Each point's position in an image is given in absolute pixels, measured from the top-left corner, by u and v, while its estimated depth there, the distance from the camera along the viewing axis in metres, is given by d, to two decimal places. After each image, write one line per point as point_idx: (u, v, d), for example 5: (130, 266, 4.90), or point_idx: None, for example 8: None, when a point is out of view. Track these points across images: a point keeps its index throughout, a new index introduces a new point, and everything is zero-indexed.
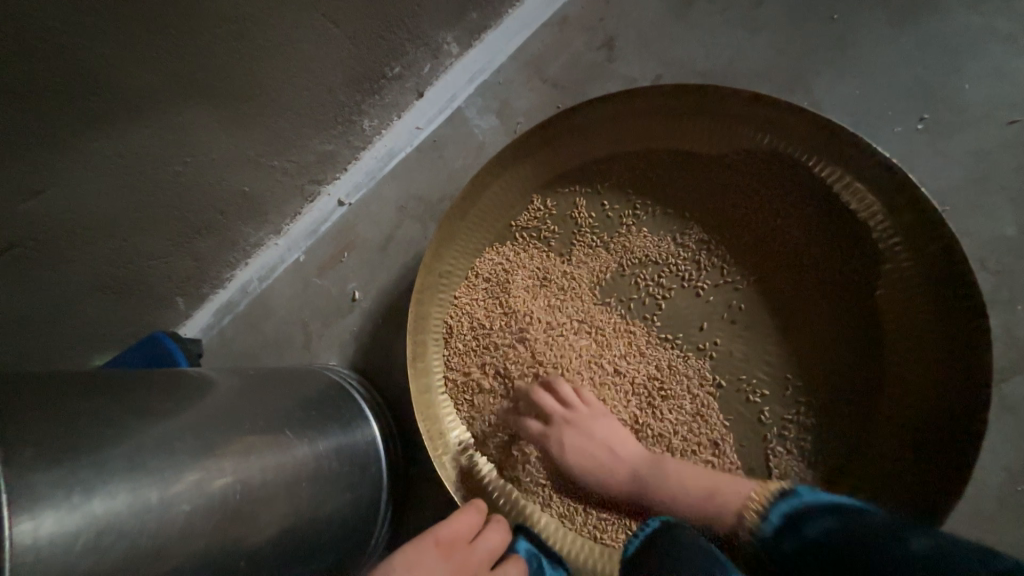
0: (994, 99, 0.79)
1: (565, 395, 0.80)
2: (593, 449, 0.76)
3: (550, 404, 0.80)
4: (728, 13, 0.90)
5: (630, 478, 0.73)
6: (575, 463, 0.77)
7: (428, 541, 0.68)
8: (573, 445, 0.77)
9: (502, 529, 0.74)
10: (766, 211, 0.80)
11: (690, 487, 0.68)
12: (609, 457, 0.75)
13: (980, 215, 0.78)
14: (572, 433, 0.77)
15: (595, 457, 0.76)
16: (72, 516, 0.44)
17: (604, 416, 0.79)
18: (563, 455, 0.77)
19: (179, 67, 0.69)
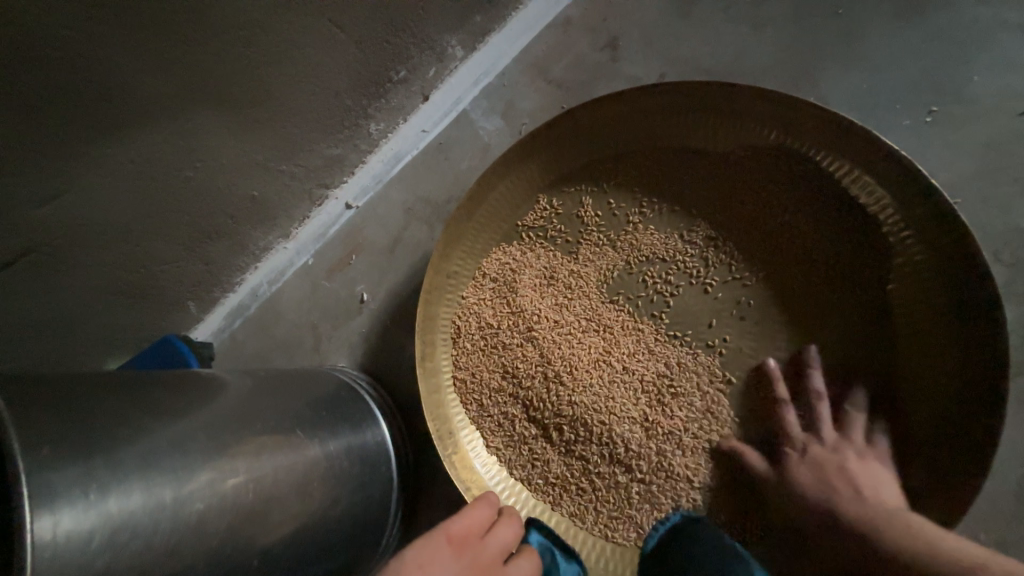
0: (1004, 90, 0.78)
1: (860, 420, 0.73)
2: (891, 488, 0.70)
3: (863, 437, 0.73)
4: (732, 11, 0.90)
5: (891, 516, 0.66)
6: (836, 488, 0.70)
7: (439, 538, 0.63)
8: (805, 479, 0.72)
9: (515, 525, 0.70)
10: (774, 206, 0.80)
11: (939, 537, 0.61)
12: (879, 499, 0.69)
13: (993, 207, 0.77)
14: (858, 463, 0.72)
15: (882, 491, 0.69)
16: (89, 514, 0.45)
17: (875, 462, 0.72)
18: (862, 487, 0.70)
19: (189, 73, 0.70)
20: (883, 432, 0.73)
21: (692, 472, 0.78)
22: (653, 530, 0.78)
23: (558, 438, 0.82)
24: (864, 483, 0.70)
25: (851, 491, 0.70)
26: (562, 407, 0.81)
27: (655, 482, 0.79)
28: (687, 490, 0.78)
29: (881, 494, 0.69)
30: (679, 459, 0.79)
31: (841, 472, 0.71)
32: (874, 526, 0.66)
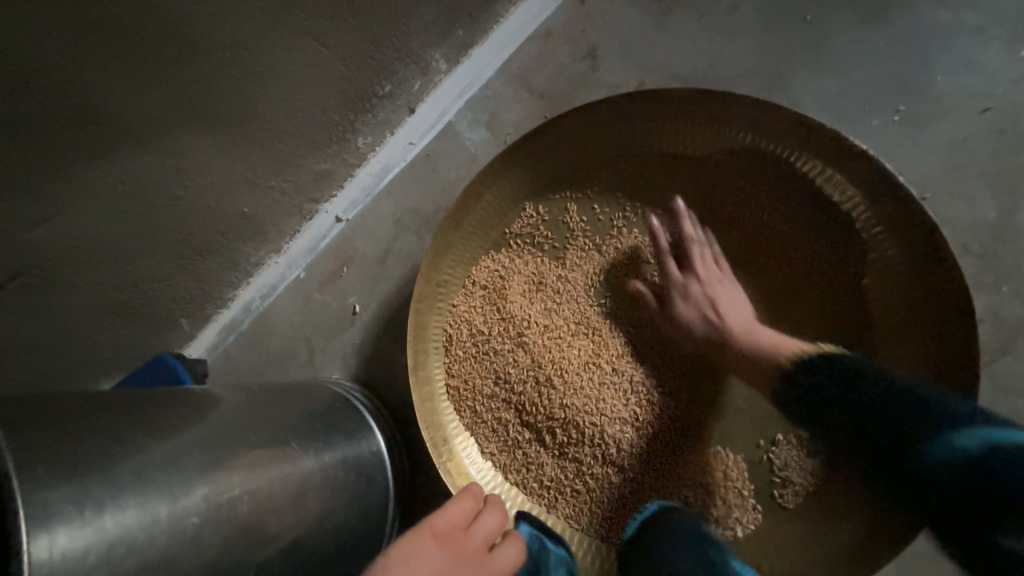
0: (968, 89, 0.81)
1: (715, 252, 0.83)
2: (744, 307, 0.80)
3: (717, 267, 0.82)
4: (705, 19, 0.93)
5: (743, 326, 0.78)
6: (713, 317, 0.79)
7: (423, 533, 0.61)
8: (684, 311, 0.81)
9: (499, 513, 0.70)
10: (752, 208, 0.82)
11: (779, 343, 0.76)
12: (743, 319, 0.79)
13: (960, 201, 0.80)
14: (722, 292, 0.81)
15: (740, 310, 0.80)
16: (84, 531, 0.46)
17: (731, 286, 0.81)
18: (724, 311, 0.79)
19: (177, 94, 0.72)
20: (737, 263, 0.83)
21: (684, 470, 0.80)
22: (631, 522, 0.79)
23: (552, 441, 0.83)
24: (726, 307, 0.80)
25: (714, 312, 0.80)
26: (554, 409, 0.83)
27: (648, 481, 0.81)
28: (680, 488, 0.80)
29: (740, 314, 0.79)
30: (671, 458, 0.81)
31: (710, 303, 0.80)
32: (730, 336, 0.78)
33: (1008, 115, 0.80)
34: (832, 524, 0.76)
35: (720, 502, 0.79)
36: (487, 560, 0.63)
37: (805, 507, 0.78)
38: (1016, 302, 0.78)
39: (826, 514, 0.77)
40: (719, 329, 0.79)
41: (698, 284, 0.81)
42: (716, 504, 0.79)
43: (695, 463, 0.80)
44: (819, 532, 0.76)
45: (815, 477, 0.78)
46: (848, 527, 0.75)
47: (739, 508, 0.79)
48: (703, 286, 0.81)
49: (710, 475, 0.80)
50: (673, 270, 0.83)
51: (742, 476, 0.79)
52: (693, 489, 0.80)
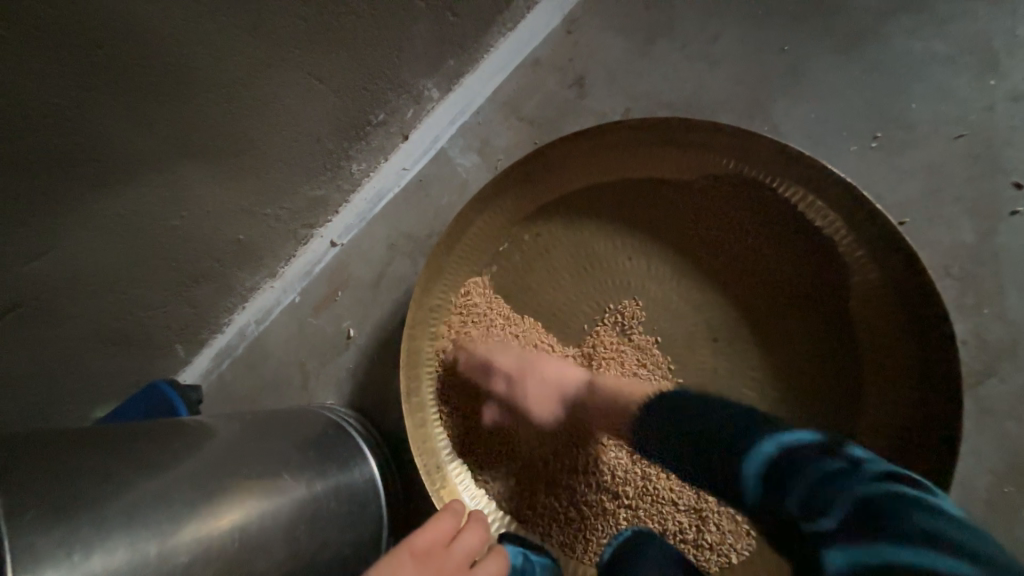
0: (941, 116, 0.84)
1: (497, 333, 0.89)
2: (562, 361, 0.86)
3: (517, 341, 0.88)
4: (688, 48, 0.96)
5: (586, 382, 0.83)
6: (555, 392, 0.83)
7: (403, 554, 0.62)
8: (533, 395, 0.84)
9: (480, 531, 0.70)
10: (737, 233, 0.84)
11: (617, 387, 0.82)
12: (575, 377, 0.84)
13: (940, 225, 0.82)
14: (527, 382, 0.84)
15: (567, 370, 0.85)
16: (72, 574, 0.46)
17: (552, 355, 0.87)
18: (560, 384, 0.83)
19: (174, 131, 0.73)
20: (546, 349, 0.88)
21: (677, 495, 0.81)
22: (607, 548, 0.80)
23: (545, 470, 0.84)
24: (561, 373, 0.84)
25: (556, 379, 0.84)
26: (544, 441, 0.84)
27: (642, 507, 0.81)
28: (673, 514, 0.81)
29: (574, 374, 0.84)
30: (665, 482, 0.81)
31: (539, 372, 0.84)
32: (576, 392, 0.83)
33: (980, 141, 0.83)
34: None
35: (714, 527, 0.79)
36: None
37: None
38: (998, 324, 0.79)
39: None
40: (571, 394, 0.83)
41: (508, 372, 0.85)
42: (710, 530, 0.79)
43: (687, 488, 0.81)
44: None
45: None
46: None
47: (733, 534, 0.79)
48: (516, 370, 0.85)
49: (703, 500, 0.80)
50: (502, 358, 0.87)
51: None
52: (686, 514, 0.81)
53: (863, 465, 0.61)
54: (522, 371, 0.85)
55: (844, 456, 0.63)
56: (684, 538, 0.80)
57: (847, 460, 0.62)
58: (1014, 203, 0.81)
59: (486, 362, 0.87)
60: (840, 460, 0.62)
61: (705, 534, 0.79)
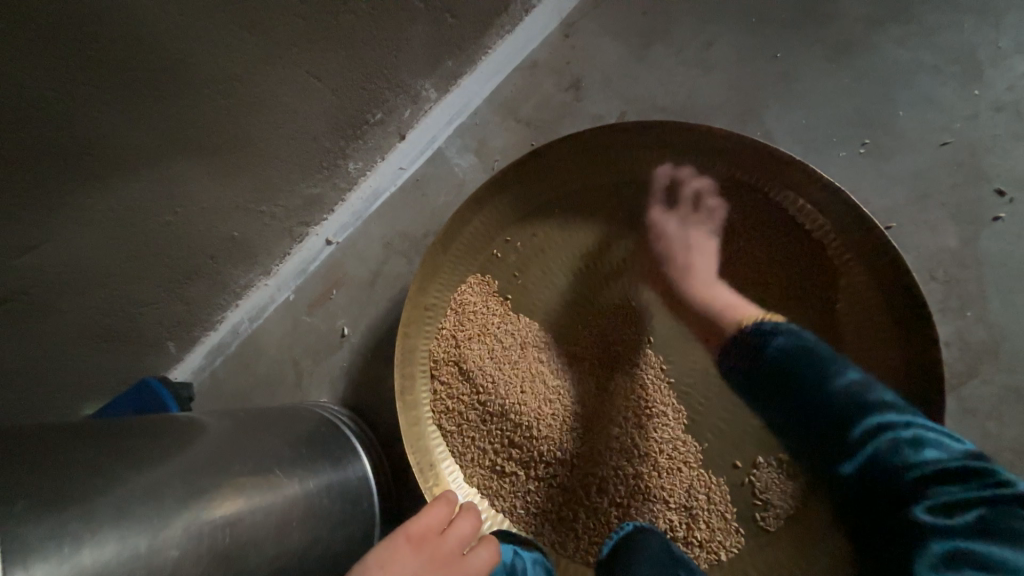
0: (927, 124, 0.87)
1: (704, 186, 0.85)
2: (714, 262, 0.84)
3: (694, 198, 0.86)
4: (683, 54, 0.98)
5: (700, 286, 0.83)
6: (673, 258, 0.85)
7: (399, 539, 0.62)
8: (664, 239, 0.86)
9: (473, 518, 0.71)
10: (730, 234, 0.85)
11: (731, 302, 0.81)
12: (706, 278, 0.83)
13: (925, 229, 0.84)
14: (668, 225, 0.86)
15: (707, 261, 0.84)
16: (62, 567, 0.46)
17: (707, 235, 0.85)
18: (693, 262, 0.84)
19: (170, 125, 0.73)
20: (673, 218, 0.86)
21: (668, 494, 0.81)
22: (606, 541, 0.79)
23: (538, 469, 0.84)
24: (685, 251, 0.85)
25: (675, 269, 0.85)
26: (538, 445, 0.84)
27: (633, 506, 0.82)
28: (664, 512, 0.81)
29: (708, 268, 0.84)
30: (656, 481, 0.82)
31: (675, 238, 0.86)
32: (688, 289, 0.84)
33: (965, 149, 0.85)
34: (813, 547, 0.77)
35: (704, 525, 0.80)
36: (462, 562, 0.64)
37: (786, 530, 0.78)
38: (980, 326, 0.81)
39: (807, 538, 0.77)
40: (686, 283, 0.84)
41: (676, 231, 0.86)
42: (700, 528, 0.80)
43: (678, 487, 0.81)
44: (803, 555, 0.77)
45: (795, 500, 0.78)
46: (826, 549, 0.76)
47: (722, 532, 0.79)
48: (678, 217, 0.86)
49: (694, 499, 0.81)
50: (661, 216, 0.87)
51: (725, 499, 0.80)
52: (677, 513, 0.81)
53: (942, 458, 0.64)
54: (660, 233, 0.87)
55: (945, 445, 0.64)
56: (674, 536, 0.81)
57: (951, 465, 0.63)
58: (997, 209, 0.83)
59: (666, 189, 0.87)
60: (920, 455, 0.64)
61: (695, 531, 0.80)
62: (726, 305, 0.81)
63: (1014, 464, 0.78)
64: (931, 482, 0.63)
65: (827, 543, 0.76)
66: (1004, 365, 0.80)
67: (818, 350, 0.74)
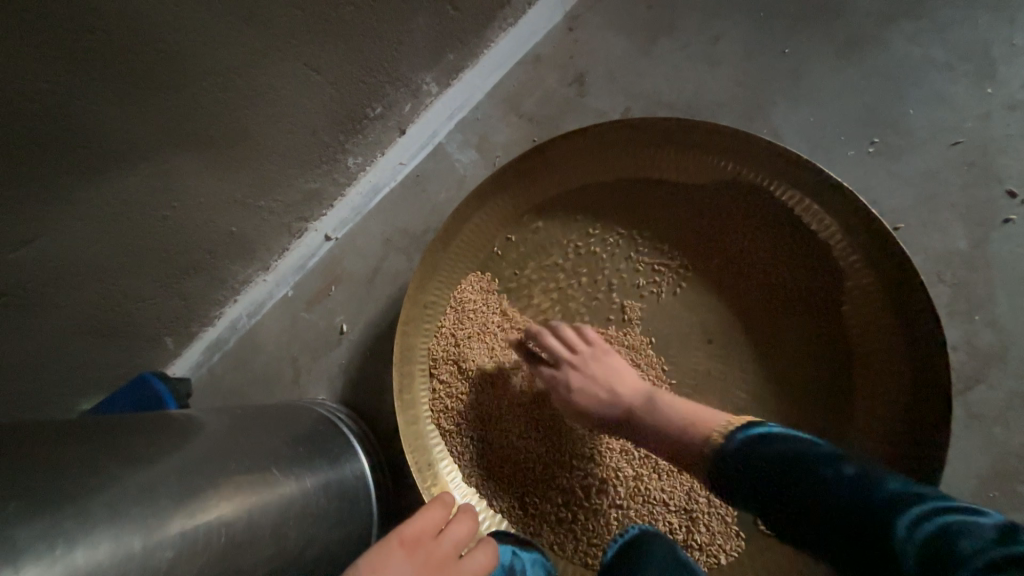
0: (938, 123, 0.85)
1: (581, 337, 0.84)
2: (633, 373, 0.82)
3: (575, 332, 0.85)
4: (689, 49, 0.96)
5: (643, 398, 0.77)
6: (599, 389, 0.79)
7: (392, 542, 0.61)
8: (592, 374, 0.80)
9: (469, 521, 0.69)
10: (735, 234, 0.84)
11: (685, 415, 0.73)
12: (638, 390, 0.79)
13: (933, 231, 0.83)
14: (593, 363, 0.81)
15: (626, 371, 0.81)
16: (54, 568, 0.44)
17: (612, 353, 0.83)
18: (614, 384, 0.79)
19: (165, 118, 0.71)
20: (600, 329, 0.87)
21: (668, 496, 0.81)
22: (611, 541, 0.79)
23: (537, 469, 0.84)
24: (625, 376, 0.80)
25: (615, 396, 0.79)
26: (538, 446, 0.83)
27: (633, 507, 0.81)
28: (664, 514, 0.81)
29: (631, 382, 0.80)
30: (656, 483, 0.81)
31: (586, 360, 0.82)
32: (632, 407, 0.77)
33: (976, 149, 0.83)
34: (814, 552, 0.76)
35: (704, 528, 0.79)
36: (456, 566, 0.62)
37: None
38: (989, 331, 0.80)
39: None
40: (622, 403, 0.78)
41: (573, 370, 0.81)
42: (700, 531, 0.79)
43: (679, 489, 0.81)
44: (804, 560, 0.76)
45: None
46: None
47: (722, 536, 0.79)
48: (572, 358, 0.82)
49: (694, 502, 0.80)
50: (561, 344, 0.84)
51: (725, 502, 0.79)
52: (677, 515, 0.80)
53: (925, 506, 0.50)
54: (570, 364, 0.82)
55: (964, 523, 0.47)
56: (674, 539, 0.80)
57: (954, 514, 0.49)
58: (1008, 211, 0.82)
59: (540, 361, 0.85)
60: None
61: (695, 534, 0.80)
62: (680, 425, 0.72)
63: (1021, 471, 0.77)
64: (979, 570, 0.43)
65: None
66: (1012, 370, 0.79)
67: (804, 449, 0.60)
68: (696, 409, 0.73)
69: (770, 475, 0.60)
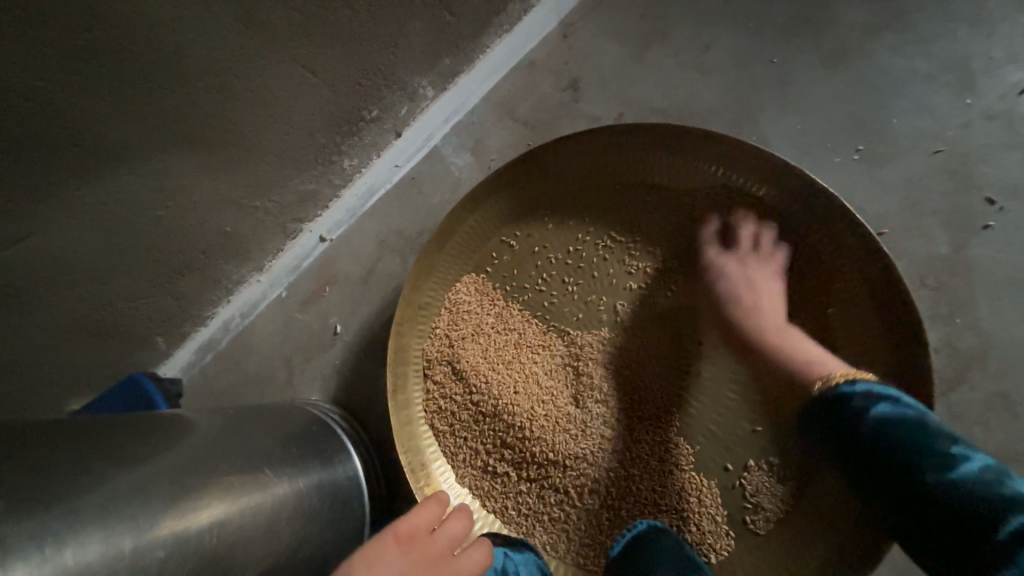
0: (920, 132, 0.87)
1: (767, 237, 0.82)
2: (779, 303, 0.80)
3: (751, 241, 0.83)
4: (680, 57, 0.98)
5: (770, 329, 0.78)
6: (739, 302, 0.80)
7: (386, 538, 0.62)
8: (720, 289, 0.82)
9: (464, 518, 0.70)
10: (724, 237, 0.85)
11: (806, 353, 0.74)
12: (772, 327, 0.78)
13: (916, 236, 0.85)
14: (736, 271, 0.82)
15: (772, 297, 0.80)
16: (43, 568, 0.44)
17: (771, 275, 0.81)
18: (760, 303, 0.80)
19: (161, 118, 0.71)
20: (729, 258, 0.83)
21: (659, 496, 0.81)
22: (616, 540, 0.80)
23: (530, 470, 0.84)
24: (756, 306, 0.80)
25: (744, 321, 0.80)
26: (531, 446, 0.84)
27: (625, 507, 0.82)
28: (655, 514, 0.81)
29: (773, 310, 0.80)
30: (648, 483, 0.82)
31: (751, 282, 0.80)
32: (756, 333, 0.79)
33: (957, 157, 0.86)
34: (802, 552, 0.77)
35: (695, 527, 0.80)
36: (451, 563, 0.62)
37: (776, 534, 0.78)
38: (970, 333, 0.82)
39: (797, 542, 0.77)
40: (747, 333, 0.79)
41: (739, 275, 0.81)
42: (690, 530, 0.80)
43: (670, 489, 0.81)
44: (792, 560, 0.77)
45: (785, 504, 0.78)
46: (816, 554, 0.76)
47: (713, 535, 0.80)
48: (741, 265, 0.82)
49: (684, 501, 0.81)
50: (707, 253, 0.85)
51: (716, 502, 0.80)
52: (668, 515, 0.81)
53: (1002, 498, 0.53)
54: (725, 272, 0.82)
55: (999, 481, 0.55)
56: None
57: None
58: (987, 217, 0.84)
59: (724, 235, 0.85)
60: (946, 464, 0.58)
61: (686, 534, 0.80)
62: (808, 362, 0.73)
63: None
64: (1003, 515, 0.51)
65: (817, 547, 0.76)
66: (992, 372, 0.81)
67: (926, 427, 0.60)
68: (817, 354, 0.74)
69: (896, 441, 0.60)
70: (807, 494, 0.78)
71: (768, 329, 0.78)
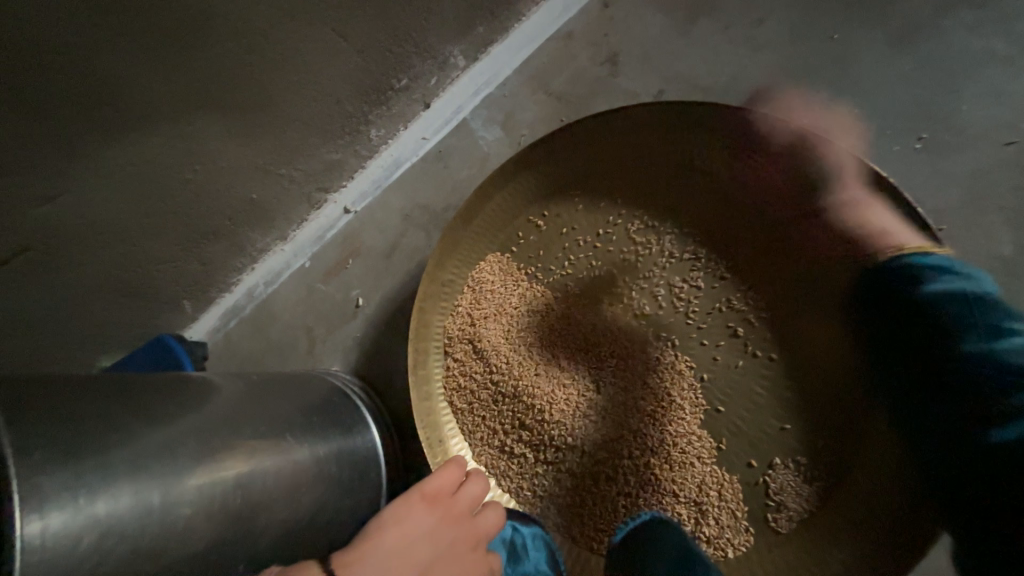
0: (991, 120, 0.81)
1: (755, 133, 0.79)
2: (832, 163, 0.75)
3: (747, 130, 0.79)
4: (731, 31, 0.92)
5: (831, 207, 0.77)
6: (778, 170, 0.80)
7: (413, 497, 0.63)
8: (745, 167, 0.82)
9: (484, 481, 0.71)
10: (767, 226, 0.81)
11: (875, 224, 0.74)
12: (825, 198, 0.77)
13: (977, 235, 0.80)
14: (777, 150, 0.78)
15: (819, 167, 0.77)
16: (77, 517, 0.46)
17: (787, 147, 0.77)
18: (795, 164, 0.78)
19: (190, 79, 0.70)
20: (759, 277, 0.81)
21: (679, 487, 0.80)
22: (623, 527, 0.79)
23: (546, 452, 0.84)
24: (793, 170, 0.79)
25: (790, 199, 0.80)
26: (550, 429, 0.83)
27: (642, 495, 0.81)
28: (673, 504, 0.80)
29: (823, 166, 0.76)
30: (668, 473, 0.80)
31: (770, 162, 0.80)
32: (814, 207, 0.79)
33: None
34: (826, 554, 0.75)
35: (713, 521, 0.79)
36: (471, 524, 0.64)
37: (799, 534, 0.76)
38: None
39: (821, 543, 0.75)
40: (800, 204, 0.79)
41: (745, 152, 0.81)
42: (708, 524, 0.79)
43: (690, 481, 0.80)
44: (814, 561, 0.75)
45: (810, 504, 0.76)
46: (840, 556, 0.74)
47: (731, 530, 0.78)
48: (754, 153, 0.80)
49: (705, 495, 0.79)
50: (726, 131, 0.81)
51: (737, 497, 0.78)
52: (686, 506, 0.80)
53: None
54: (755, 154, 0.80)
55: None
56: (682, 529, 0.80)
57: None
58: None
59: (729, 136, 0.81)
60: None
61: (703, 526, 0.79)
62: (873, 228, 0.74)
63: None
64: None
65: (844, 550, 0.74)
66: None
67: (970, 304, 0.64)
68: (890, 220, 0.72)
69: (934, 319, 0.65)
70: (832, 497, 0.76)
71: (830, 203, 0.77)
